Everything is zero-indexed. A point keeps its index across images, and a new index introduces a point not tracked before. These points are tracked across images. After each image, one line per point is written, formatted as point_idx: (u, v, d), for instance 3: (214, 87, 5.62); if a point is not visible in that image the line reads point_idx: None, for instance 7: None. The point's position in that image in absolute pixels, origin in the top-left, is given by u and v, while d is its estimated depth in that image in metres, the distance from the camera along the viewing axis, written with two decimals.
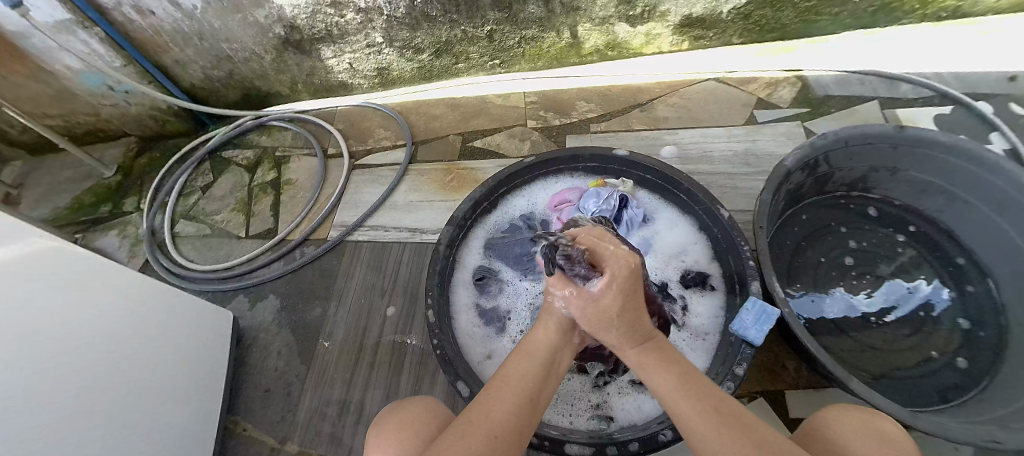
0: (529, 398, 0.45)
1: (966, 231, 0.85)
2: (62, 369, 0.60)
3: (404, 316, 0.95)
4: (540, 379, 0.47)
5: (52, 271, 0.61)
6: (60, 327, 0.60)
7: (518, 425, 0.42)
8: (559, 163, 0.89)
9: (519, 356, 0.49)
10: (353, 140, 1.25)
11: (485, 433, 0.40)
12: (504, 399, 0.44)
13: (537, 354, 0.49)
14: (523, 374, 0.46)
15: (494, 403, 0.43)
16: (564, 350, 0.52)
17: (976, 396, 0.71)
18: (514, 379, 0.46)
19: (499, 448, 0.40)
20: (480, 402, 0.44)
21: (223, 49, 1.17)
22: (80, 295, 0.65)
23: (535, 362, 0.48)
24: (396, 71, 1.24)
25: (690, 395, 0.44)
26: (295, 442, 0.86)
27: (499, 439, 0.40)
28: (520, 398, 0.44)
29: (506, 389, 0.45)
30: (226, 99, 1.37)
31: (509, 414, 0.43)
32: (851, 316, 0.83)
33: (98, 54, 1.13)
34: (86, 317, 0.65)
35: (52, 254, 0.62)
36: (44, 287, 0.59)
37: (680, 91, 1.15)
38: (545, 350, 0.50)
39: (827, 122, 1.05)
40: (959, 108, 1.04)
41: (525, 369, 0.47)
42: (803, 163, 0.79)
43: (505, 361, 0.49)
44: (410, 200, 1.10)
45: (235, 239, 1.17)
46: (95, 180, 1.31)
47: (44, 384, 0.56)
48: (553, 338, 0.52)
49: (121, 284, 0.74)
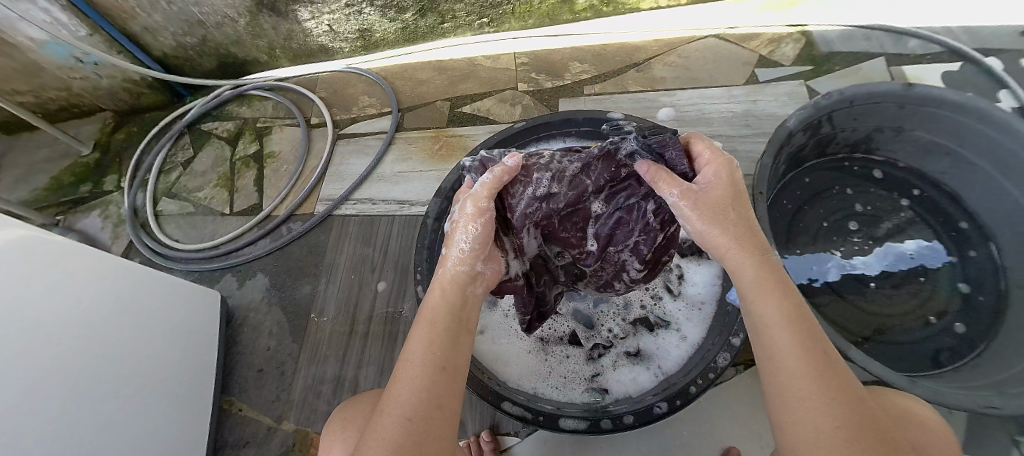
0: (438, 368, 0.42)
1: (971, 193, 0.82)
2: (36, 359, 0.58)
3: (396, 291, 0.94)
4: (446, 344, 0.44)
5: (29, 258, 0.61)
6: (28, 317, 0.58)
7: (438, 399, 0.40)
8: (551, 128, 0.85)
9: (421, 326, 0.45)
10: (337, 108, 1.19)
11: (399, 419, 0.38)
12: (405, 378, 0.41)
13: (435, 321, 0.46)
14: (424, 348, 0.43)
15: (399, 388, 0.40)
16: (465, 307, 0.49)
17: (973, 360, 0.72)
18: (414, 355, 0.42)
19: (418, 433, 0.37)
20: (388, 389, 0.41)
21: (193, 14, 1.09)
22: (55, 283, 0.64)
23: (434, 330, 0.45)
24: (378, 33, 1.15)
25: (790, 357, 0.37)
26: (292, 421, 0.87)
27: (416, 420, 0.38)
28: (426, 372, 0.41)
29: (407, 370, 0.41)
30: (202, 68, 1.29)
31: (417, 392, 0.39)
32: (850, 280, 0.82)
33: (60, 24, 1.04)
34: (59, 305, 0.63)
35: (27, 242, 0.62)
36: (19, 274, 0.58)
37: (678, 49, 1.09)
38: (445, 314, 0.47)
39: (831, 79, 1.01)
40: (967, 65, 0.99)
41: (424, 343, 0.43)
42: (806, 124, 0.75)
43: (408, 338, 0.45)
44: (398, 171, 1.07)
45: (220, 216, 1.13)
46: (72, 158, 1.24)
47: (25, 377, 0.56)
48: (447, 300, 0.48)
49: (100, 270, 0.72)
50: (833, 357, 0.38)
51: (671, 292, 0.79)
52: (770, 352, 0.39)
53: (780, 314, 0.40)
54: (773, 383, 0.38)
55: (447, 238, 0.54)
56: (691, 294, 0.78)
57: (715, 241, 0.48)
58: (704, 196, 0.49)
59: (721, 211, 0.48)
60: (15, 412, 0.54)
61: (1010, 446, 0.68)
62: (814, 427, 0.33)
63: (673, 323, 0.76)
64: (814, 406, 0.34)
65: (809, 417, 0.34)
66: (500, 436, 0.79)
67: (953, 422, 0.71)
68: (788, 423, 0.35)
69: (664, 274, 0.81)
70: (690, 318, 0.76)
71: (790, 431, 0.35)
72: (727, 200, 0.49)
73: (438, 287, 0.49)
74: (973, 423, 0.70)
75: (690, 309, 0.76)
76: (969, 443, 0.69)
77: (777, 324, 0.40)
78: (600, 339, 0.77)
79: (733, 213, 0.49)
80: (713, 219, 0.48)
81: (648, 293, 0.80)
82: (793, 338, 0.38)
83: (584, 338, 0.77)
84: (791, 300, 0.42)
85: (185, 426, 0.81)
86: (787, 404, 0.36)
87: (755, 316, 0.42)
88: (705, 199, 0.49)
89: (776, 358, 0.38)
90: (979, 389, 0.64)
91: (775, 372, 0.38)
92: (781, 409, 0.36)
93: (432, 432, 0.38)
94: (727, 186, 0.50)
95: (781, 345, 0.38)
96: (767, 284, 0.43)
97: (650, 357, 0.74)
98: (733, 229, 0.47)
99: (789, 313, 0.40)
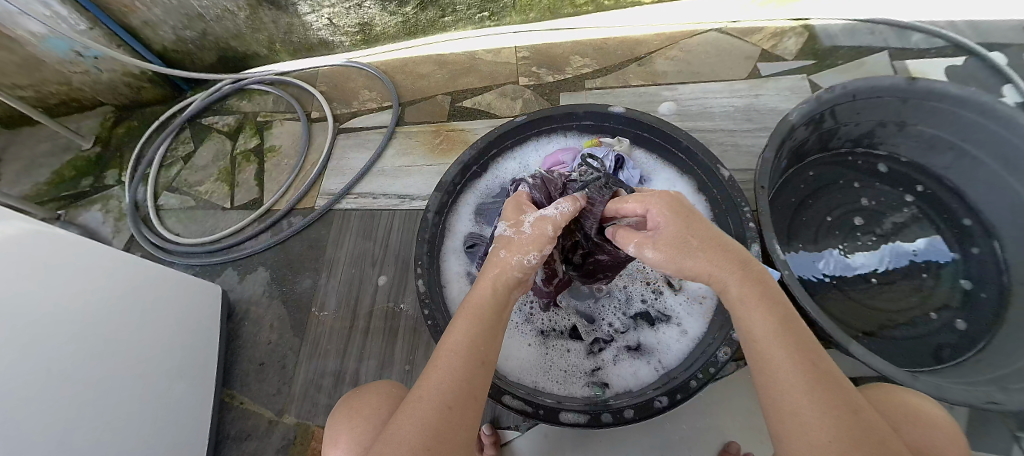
0: (479, 361, 0.43)
1: (974, 189, 0.82)
2: (37, 354, 0.58)
3: (397, 285, 0.94)
4: (488, 339, 0.44)
5: (31, 255, 0.61)
6: (30, 312, 0.58)
7: (473, 391, 0.41)
8: (553, 122, 0.85)
9: (464, 317, 0.45)
10: (337, 103, 1.19)
11: (436, 405, 0.39)
12: (446, 368, 0.42)
13: (482, 315, 0.45)
14: (469, 339, 0.43)
15: (436, 374, 0.42)
16: (508, 304, 0.49)
17: (973, 356, 0.72)
18: (458, 346, 0.43)
19: (453, 422, 0.39)
20: (427, 373, 0.43)
21: (193, 7, 1.09)
22: (57, 277, 0.64)
23: (480, 323, 0.45)
24: (379, 27, 1.14)
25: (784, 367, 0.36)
26: (293, 414, 0.88)
27: (453, 410, 0.40)
28: (465, 365, 0.42)
29: (449, 360, 0.42)
30: (202, 62, 1.28)
31: (456, 383, 0.41)
32: (852, 275, 0.82)
33: (60, 17, 1.04)
34: (62, 301, 0.63)
35: (30, 239, 0.62)
36: (21, 271, 0.58)
37: (680, 42, 1.08)
38: (491, 308, 0.46)
39: (834, 74, 1.00)
40: (972, 60, 0.98)
41: (468, 335, 0.44)
42: (808, 118, 0.75)
43: (448, 325, 0.46)
44: (399, 166, 1.06)
45: (221, 210, 1.13)
46: (73, 153, 1.24)
47: (26, 371, 0.56)
48: (496, 294, 0.47)
49: (103, 265, 0.72)
50: (826, 365, 0.37)
51: (672, 286, 0.79)
52: (763, 364, 0.38)
53: (767, 326, 0.39)
54: (768, 396, 0.37)
55: (507, 243, 0.51)
56: (691, 288, 0.78)
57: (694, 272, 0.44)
58: (660, 241, 0.46)
59: (683, 237, 0.44)
60: (16, 407, 0.54)
61: (1011, 441, 0.68)
62: (809, 440, 0.33)
63: (674, 318, 0.76)
64: (808, 416, 0.34)
65: (803, 430, 0.33)
66: (500, 430, 0.79)
67: (953, 418, 0.71)
68: (786, 435, 0.35)
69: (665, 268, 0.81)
70: (690, 312, 0.76)
71: (785, 442, 0.35)
72: (682, 226, 0.45)
73: (483, 281, 0.49)
74: (974, 418, 0.70)
75: (691, 303, 0.77)
76: (970, 439, 0.69)
77: (765, 338, 0.39)
78: (600, 334, 0.77)
79: (695, 239, 0.44)
80: (678, 257, 0.45)
81: (649, 288, 0.80)
82: (783, 350, 0.37)
83: (584, 332, 0.77)
84: (779, 306, 0.41)
85: (187, 419, 0.82)
86: (781, 416, 0.35)
87: (744, 332, 0.41)
88: (662, 242, 0.46)
89: (770, 369, 0.37)
90: (980, 385, 0.64)
91: (768, 380, 0.37)
92: (777, 421, 0.36)
93: (465, 422, 0.40)
94: (676, 218, 0.46)
95: (774, 356, 0.37)
96: (750, 296, 0.41)
97: (651, 352, 0.74)
98: (704, 255, 0.43)
99: (779, 321, 0.39)
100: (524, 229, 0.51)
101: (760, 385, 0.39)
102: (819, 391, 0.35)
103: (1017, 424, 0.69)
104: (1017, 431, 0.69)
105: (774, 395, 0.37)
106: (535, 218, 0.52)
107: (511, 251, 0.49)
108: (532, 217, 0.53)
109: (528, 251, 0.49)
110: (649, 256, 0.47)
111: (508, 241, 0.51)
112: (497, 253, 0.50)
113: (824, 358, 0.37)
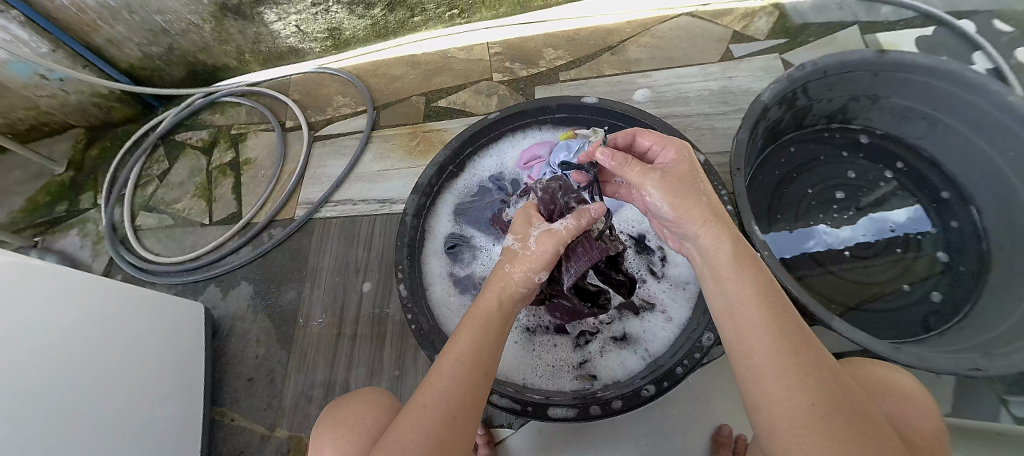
0: (480, 370, 0.43)
1: (949, 158, 0.83)
2: (23, 388, 0.57)
3: (382, 291, 0.93)
4: (489, 351, 0.45)
5: (17, 287, 0.60)
6: (13, 347, 0.57)
7: (473, 400, 0.41)
8: (526, 116, 0.84)
9: (468, 323, 0.47)
10: (311, 110, 1.17)
11: (438, 415, 0.39)
12: (451, 376, 0.41)
13: (486, 323, 0.46)
14: (472, 347, 0.44)
15: (442, 381, 0.41)
16: (511, 320, 0.50)
17: (956, 323, 0.73)
18: (462, 355, 0.43)
19: (455, 430, 0.39)
20: (429, 381, 0.42)
21: (156, 22, 1.06)
22: (40, 308, 0.63)
23: (485, 334, 0.45)
24: (348, 31, 1.11)
25: (765, 334, 0.36)
26: (285, 428, 0.87)
27: (457, 420, 0.39)
28: (466, 374, 0.42)
29: (455, 366, 0.42)
30: (172, 78, 1.26)
31: (458, 390, 0.41)
32: (831, 250, 0.82)
33: (20, 41, 1.01)
34: (45, 333, 0.62)
35: (18, 271, 0.61)
36: (3, 305, 0.57)
37: (652, 29, 1.08)
38: (494, 319, 0.47)
39: (805, 52, 1.01)
40: (940, 29, 0.99)
41: (473, 343, 0.44)
42: (781, 97, 0.75)
43: (449, 335, 0.46)
44: (377, 170, 1.05)
45: (200, 226, 1.11)
46: (46, 178, 1.20)
47: (12, 405, 0.55)
48: (501, 309, 0.48)
49: (89, 292, 0.72)
50: (806, 333, 0.37)
51: (654, 274, 0.79)
52: (743, 334, 0.38)
53: (751, 291, 0.39)
54: (748, 366, 0.37)
55: (513, 258, 0.52)
56: (674, 274, 0.78)
57: (687, 215, 0.45)
58: (669, 173, 0.48)
59: (688, 177, 0.48)
60: (7, 442, 0.53)
61: (998, 405, 0.69)
62: (792, 408, 0.33)
63: (659, 305, 0.76)
64: (789, 384, 0.34)
65: (786, 397, 0.33)
66: (494, 429, 0.79)
67: (941, 386, 0.71)
68: (763, 406, 0.35)
69: (646, 256, 0.81)
70: (674, 298, 0.76)
71: (765, 413, 0.35)
72: (688, 175, 0.48)
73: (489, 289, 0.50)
74: (960, 385, 0.71)
75: (674, 289, 0.77)
76: (958, 406, 0.70)
77: (751, 302, 0.39)
78: (586, 326, 0.77)
79: (700, 184, 0.48)
80: (678, 191, 0.46)
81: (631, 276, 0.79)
82: (766, 316, 0.37)
83: (570, 326, 0.77)
84: (763, 272, 0.41)
85: (178, 442, 0.81)
86: (762, 387, 0.35)
87: (729, 294, 0.41)
88: (671, 174, 0.48)
89: (750, 338, 0.37)
90: (964, 352, 0.65)
91: (750, 354, 0.37)
92: (755, 393, 0.36)
93: (465, 433, 0.39)
94: (687, 162, 0.50)
95: (757, 323, 0.37)
96: (740, 260, 0.41)
97: (638, 341, 0.74)
98: (704, 200, 0.46)
99: (762, 286, 0.40)
100: (531, 244, 0.52)
101: (741, 364, 0.38)
102: (802, 357, 0.35)
103: (1003, 388, 0.70)
104: (1004, 394, 0.70)
105: (755, 370, 0.36)
106: (541, 232, 0.53)
107: (515, 267, 0.51)
108: (539, 229, 0.54)
109: (535, 269, 0.50)
110: (651, 185, 0.48)
111: (514, 256, 0.52)
112: (499, 268, 0.52)
113: (803, 326, 0.38)
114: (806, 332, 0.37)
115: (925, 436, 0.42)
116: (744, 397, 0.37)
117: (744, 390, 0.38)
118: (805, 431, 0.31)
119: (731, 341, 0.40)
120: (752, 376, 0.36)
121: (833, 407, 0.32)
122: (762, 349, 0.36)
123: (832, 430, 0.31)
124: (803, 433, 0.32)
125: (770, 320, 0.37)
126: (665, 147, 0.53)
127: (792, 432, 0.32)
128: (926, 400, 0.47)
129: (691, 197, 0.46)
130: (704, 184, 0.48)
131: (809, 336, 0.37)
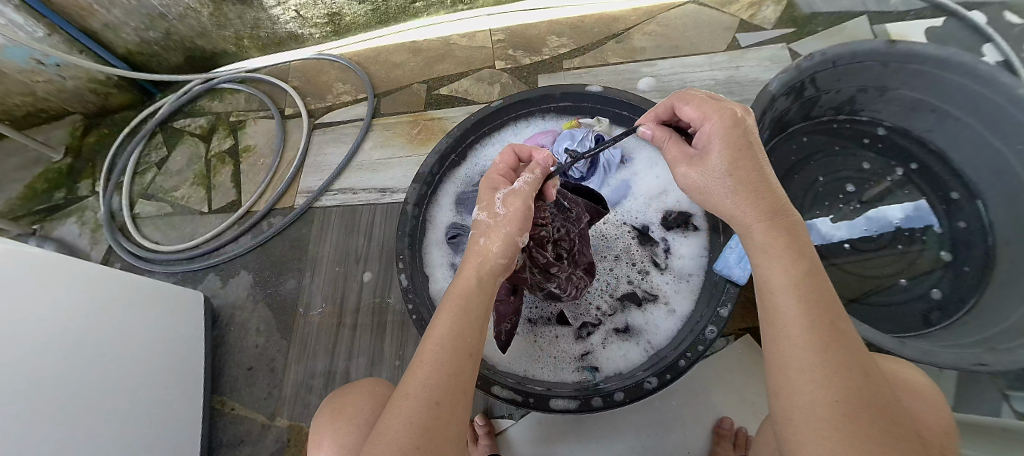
0: (467, 353, 0.42)
1: (958, 152, 0.81)
2: (26, 382, 0.57)
3: (382, 281, 0.93)
4: (473, 333, 0.43)
5: (19, 279, 0.60)
6: (15, 338, 0.57)
7: (460, 385, 0.40)
8: (529, 104, 0.83)
9: (450, 301, 0.45)
10: (310, 97, 1.15)
11: (424, 402, 0.38)
12: (432, 363, 0.40)
13: (466, 303, 0.44)
14: (454, 333, 0.42)
15: (423, 369, 0.40)
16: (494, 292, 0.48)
17: (961, 317, 0.73)
18: (444, 340, 0.42)
19: (443, 418, 0.38)
20: (413, 370, 0.41)
21: (153, 6, 1.05)
22: (42, 299, 0.62)
23: (466, 315, 0.43)
24: (348, 16, 1.09)
25: (792, 320, 0.36)
26: (285, 416, 0.87)
27: (442, 405, 0.38)
28: (451, 357, 0.41)
29: (433, 354, 0.41)
30: (169, 63, 1.24)
31: (444, 375, 0.40)
32: (832, 245, 0.82)
33: (15, 25, 0.99)
34: (47, 325, 0.62)
35: (24, 263, 0.61)
36: (8, 295, 0.57)
37: (658, 16, 1.06)
38: (478, 297, 0.45)
39: (813, 41, 0.99)
40: (951, 19, 0.97)
41: (454, 327, 0.43)
42: (788, 88, 0.73)
43: (432, 319, 0.45)
44: (377, 159, 1.04)
45: (199, 215, 1.10)
46: (43, 165, 1.19)
47: (17, 396, 0.55)
48: (482, 284, 0.46)
49: (96, 282, 0.72)
50: (841, 324, 0.35)
51: (657, 266, 0.78)
52: (776, 321, 0.37)
53: (783, 277, 0.38)
54: (776, 354, 0.36)
55: (487, 229, 0.49)
56: (677, 267, 0.77)
57: (721, 202, 0.44)
58: (701, 162, 0.45)
59: (739, 156, 0.43)
60: (10, 435, 0.53)
61: (1000, 400, 0.69)
62: (810, 400, 0.32)
63: (661, 297, 0.75)
64: (812, 377, 0.33)
65: (805, 390, 0.33)
66: (495, 419, 0.79)
67: (943, 382, 0.71)
68: (785, 395, 0.34)
69: (649, 248, 0.80)
70: (677, 290, 0.75)
71: (785, 401, 0.34)
72: (733, 159, 0.43)
73: (467, 260, 0.48)
74: (963, 382, 0.71)
75: (678, 281, 0.76)
76: (960, 401, 0.70)
77: (781, 291, 0.38)
78: (588, 317, 0.76)
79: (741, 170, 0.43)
80: (710, 182, 0.44)
81: (634, 269, 0.79)
82: (799, 306, 0.36)
83: (573, 317, 0.76)
84: (803, 255, 0.39)
85: (179, 430, 0.81)
86: (784, 378, 0.35)
87: (760, 280, 0.40)
88: (703, 164, 0.45)
89: (780, 327, 0.37)
90: (967, 347, 0.64)
91: (779, 339, 0.36)
92: (778, 378, 0.36)
93: (455, 417, 0.39)
94: (733, 143, 0.43)
95: (785, 311, 0.37)
96: (772, 240, 0.40)
97: (640, 333, 0.73)
98: (737, 193, 0.43)
99: (794, 276, 0.38)
100: (499, 209, 0.50)
101: (768, 351, 0.38)
102: (831, 351, 0.33)
103: (1006, 383, 0.70)
104: (1007, 390, 0.70)
105: (780, 358, 0.36)
106: (506, 194, 0.51)
107: (491, 238, 0.48)
108: (503, 193, 0.52)
109: (514, 233, 0.48)
110: (683, 174, 0.47)
111: (487, 226, 0.49)
112: (476, 241, 0.49)
113: (843, 320, 0.36)
114: (844, 326, 0.35)
115: (937, 434, 0.41)
116: (770, 383, 0.37)
117: (772, 375, 0.37)
118: (815, 427, 0.31)
119: (764, 323, 0.39)
120: (774, 365, 0.36)
121: (855, 405, 0.31)
122: (788, 338, 0.35)
123: (851, 426, 0.30)
124: (820, 426, 0.31)
125: (803, 310, 0.36)
126: (705, 125, 0.46)
127: (809, 422, 0.32)
128: (935, 395, 0.47)
129: (722, 189, 0.44)
130: (745, 170, 0.43)
131: (847, 327, 0.36)
